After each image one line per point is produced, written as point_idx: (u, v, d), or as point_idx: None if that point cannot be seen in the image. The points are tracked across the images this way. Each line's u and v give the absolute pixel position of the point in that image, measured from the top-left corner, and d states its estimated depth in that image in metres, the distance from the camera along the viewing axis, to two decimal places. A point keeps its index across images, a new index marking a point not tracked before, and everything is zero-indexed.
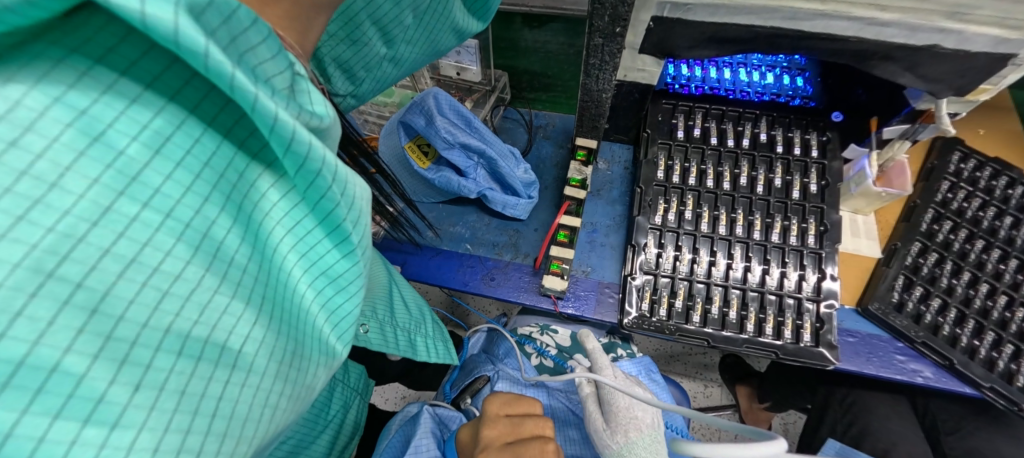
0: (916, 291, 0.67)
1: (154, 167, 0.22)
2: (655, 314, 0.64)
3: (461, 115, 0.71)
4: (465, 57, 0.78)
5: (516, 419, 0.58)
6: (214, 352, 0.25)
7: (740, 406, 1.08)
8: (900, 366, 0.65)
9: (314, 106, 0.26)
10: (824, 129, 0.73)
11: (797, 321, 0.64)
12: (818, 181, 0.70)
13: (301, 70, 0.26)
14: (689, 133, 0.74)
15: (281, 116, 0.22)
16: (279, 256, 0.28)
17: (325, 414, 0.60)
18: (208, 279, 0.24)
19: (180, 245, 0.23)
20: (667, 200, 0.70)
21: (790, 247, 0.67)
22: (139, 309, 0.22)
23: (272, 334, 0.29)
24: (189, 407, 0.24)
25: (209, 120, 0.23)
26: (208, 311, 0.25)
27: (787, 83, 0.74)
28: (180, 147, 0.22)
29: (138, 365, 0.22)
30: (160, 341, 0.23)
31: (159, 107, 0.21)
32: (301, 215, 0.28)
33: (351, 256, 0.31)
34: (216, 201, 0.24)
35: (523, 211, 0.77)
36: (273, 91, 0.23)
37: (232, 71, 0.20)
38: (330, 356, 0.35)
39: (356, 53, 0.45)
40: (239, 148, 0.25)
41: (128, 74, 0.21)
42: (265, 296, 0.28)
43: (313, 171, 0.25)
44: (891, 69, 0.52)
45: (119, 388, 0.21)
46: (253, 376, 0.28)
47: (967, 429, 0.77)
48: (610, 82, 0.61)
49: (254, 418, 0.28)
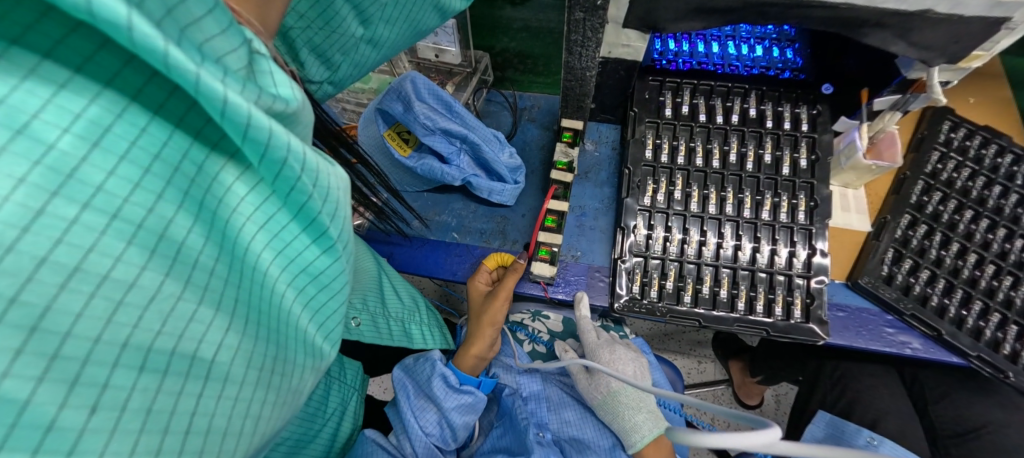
0: (905, 264, 0.67)
1: (93, 161, 0.19)
2: (646, 296, 0.64)
3: (442, 100, 0.68)
4: (443, 39, 0.75)
5: (474, 305, 0.69)
6: (182, 364, 0.24)
7: (734, 381, 1.11)
8: (889, 338, 0.65)
9: (279, 89, 0.23)
10: (814, 102, 0.71)
11: (787, 298, 0.64)
12: (807, 156, 0.69)
13: (261, 47, 0.24)
14: (677, 110, 0.72)
15: (232, 98, 0.20)
16: (252, 255, 0.26)
17: (321, 411, 0.59)
18: (169, 284, 0.23)
19: (132, 249, 0.21)
20: (656, 181, 0.69)
21: (780, 224, 0.66)
22: (88, 323, 0.20)
23: (249, 341, 0.27)
24: (158, 427, 0.23)
25: (155, 107, 0.21)
26: (172, 319, 0.23)
27: (775, 55, 0.72)
28: (122, 138, 0.20)
29: (93, 385, 0.20)
30: (117, 358, 0.21)
31: (93, 94, 0.19)
32: (273, 210, 0.26)
33: (332, 251, 0.30)
34: (172, 198, 0.22)
35: (510, 197, 0.74)
36: (225, 70, 0.20)
37: (165, 46, 0.18)
38: (316, 357, 0.34)
39: (329, 35, 0.42)
40: (195, 138, 0.22)
41: (52, 56, 0.18)
42: (239, 300, 0.26)
43: (278, 159, 0.23)
44: (883, 37, 0.50)
45: (71, 411, 0.20)
46: (229, 386, 0.26)
47: (953, 396, 0.78)
48: (593, 60, 0.58)
49: (234, 431, 0.27)
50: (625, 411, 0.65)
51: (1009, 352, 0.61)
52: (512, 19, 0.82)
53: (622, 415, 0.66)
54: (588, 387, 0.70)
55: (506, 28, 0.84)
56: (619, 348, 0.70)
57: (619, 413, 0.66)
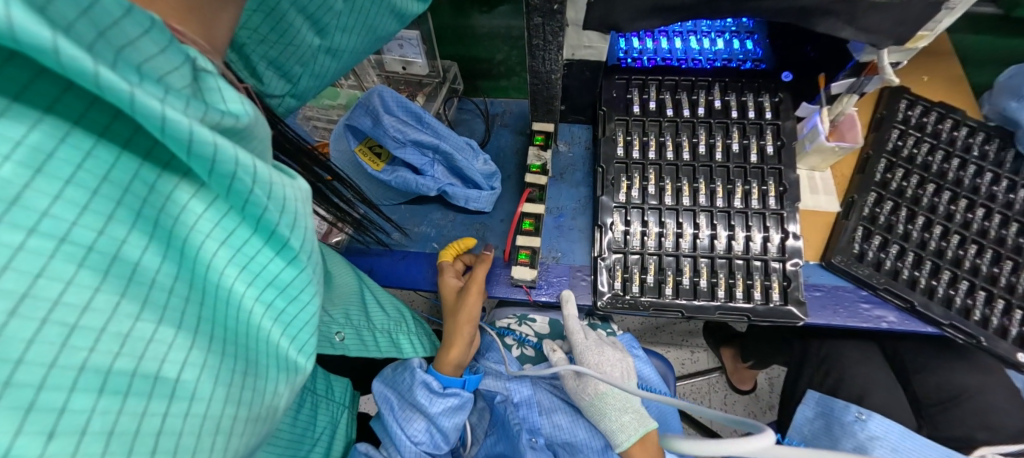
0: (875, 240, 0.68)
1: (37, 187, 0.19)
2: (629, 291, 0.64)
3: (412, 111, 0.68)
4: (409, 50, 0.75)
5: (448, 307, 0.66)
6: (145, 385, 0.23)
7: (726, 368, 1.13)
8: (866, 314, 0.66)
9: (228, 105, 0.23)
10: (776, 90, 0.72)
11: (765, 282, 0.65)
12: (774, 142, 0.70)
13: (206, 64, 0.24)
14: (645, 107, 0.72)
15: (171, 114, 0.19)
16: (214, 273, 0.26)
17: (310, 432, 0.58)
18: (126, 304, 0.22)
19: (83, 271, 0.21)
20: (629, 177, 0.69)
21: (753, 210, 0.67)
22: (42, 349, 0.19)
23: (216, 356, 0.27)
24: (122, 448, 0.22)
25: (101, 130, 0.21)
26: (131, 341, 0.22)
27: (737, 47, 0.74)
28: (66, 163, 0.20)
29: (50, 411, 0.20)
30: (74, 381, 0.20)
31: (33, 120, 0.19)
32: (233, 225, 0.25)
33: (297, 263, 0.29)
34: (123, 218, 0.22)
35: (487, 203, 0.75)
36: (168, 89, 0.20)
37: (95, 68, 0.17)
38: (291, 371, 0.33)
39: (286, 48, 0.41)
40: (144, 158, 0.22)
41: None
42: (202, 318, 0.26)
43: (227, 173, 0.23)
44: (832, 24, 0.52)
45: (28, 438, 0.19)
46: (198, 404, 0.26)
47: (932, 366, 0.80)
48: (558, 63, 0.58)
49: (204, 448, 0.26)
50: (611, 412, 0.65)
51: (979, 318, 0.63)
52: (510, 27, 0.75)
53: (608, 417, 0.66)
54: (577, 388, 0.70)
55: (507, 36, 0.78)
56: (606, 349, 0.71)
57: (605, 414, 0.66)
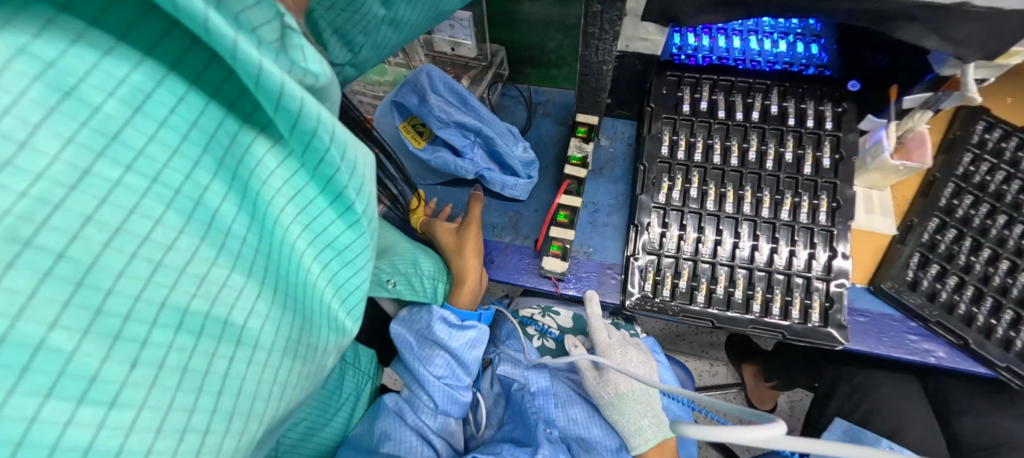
0: (932, 269, 0.64)
1: (136, 126, 0.19)
2: (659, 294, 0.63)
3: (457, 92, 0.69)
4: (459, 31, 0.75)
5: (451, 246, 0.68)
6: (216, 327, 0.24)
7: (746, 385, 1.08)
8: (912, 346, 0.63)
9: (309, 64, 0.23)
10: (840, 99, 0.68)
11: (805, 301, 0.62)
12: (831, 154, 0.66)
13: (292, 22, 0.24)
14: (695, 106, 0.70)
15: (267, 66, 0.20)
16: (281, 228, 0.27)
17: (335, 397, 0.60)
18: (204, 249, 0.23)
19: (170, 212, 0.21)
20: (672, 178, 0.67)
21: (800, 224, 0.64)
22: (130, 282, 0.20)
23: (277, 310, 0.28)
24: (192, 385, 0.23)
25: (194, 77, 0.21)
26: (206, 283, 0.23)
27: (801, 51, 0.70)
28: (163, 105, 0.20)
29: (133, 342, 0.21)
30: (155, 316, 0.21)
31: (136, 61, 0.19)
32: (301, 184, 0.26)
33: (356, 227, 0.30)
34: (207, 166, 0.22)
35: (523, 191, 0.74)
36: (260, 41, 0.21)
37: (206, 12, 0.18)
38: (339, 332, 0.35)
39: (353, 16, 0.41)
40: (230, 109, 0.23)
41: (97, 23, 0.18)
42: (268, 270, 0.27)
43: (309, 130, 0.23)
44: (917, 31, 0.48)
45: (114, 365, 0.20)
46: (259, 352, 0.27)
47: (978, 409, 0.75)
48: (610, 53, 0.57)
49: (262, 395, 0.27)
50: (630, 413, 0.65)
51: None
52: (565, 15, 0.74)
53: (626, 418, 0.65)
54: (597, 385, 0.69)
55: (560, 24, 0.76)
56: (630, 350, 0.70)
57: (623, 413, 0.66)
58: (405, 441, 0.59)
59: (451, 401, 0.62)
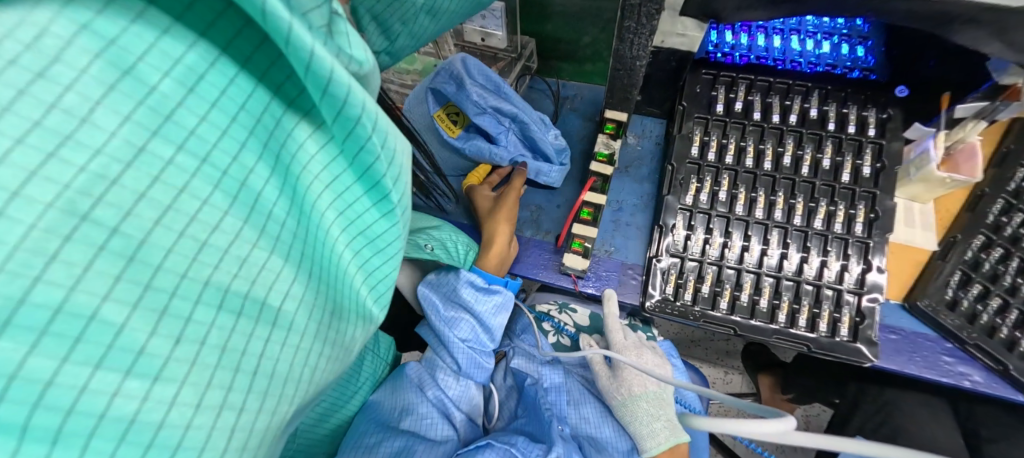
0: (974, 289, 0.61)
1: (188, 106, 0.20)
2: (680, 298, 0.61)
3: (492, 79, 0.71)
4: (490, 22, 0.74)
5: (486, 213, 0.69)
6: (254, 308, 0.24)
7: (762, 396, 1.02)
8: (946, 368, 0.60)
9: (354, 51, 0.24)
10: (886, 105, 0.64)
11: (834, 314, 0.60)
12: (872, 163, 0.63)
13: (339, 8, 0.24)
14: (729, 107, 0.68)
15: (318, 53, 0.20)
16: (317, 213, 0.27)
17: (355, 378, 0.62)
18: (247, 231, 0.23)
19: (217, 193, 0.22)
20: (700, 179, 0.65)
21: (833, 235, 0.62)
22: (177, 259, 0.21)
23: (310, 294, 0.28)
24: (231, 364, 0.23)
25: (244, 60, 0.22)
26: (247, 264, 0.24)
27: (845, 52, 0.66)
28: (214, 87, 0.21)
29: (178, 318, 0.21)
30: (200, 293, 0.22)
31: (191, 42, 0.20)
32: (340, 170, 0.26)
33: (390, 216, 0.30)
34: (253, 148, 0.23)
35: (557, 178, 0.73)
36: (311, 27, 0.21)
37: None
38: (366, 318, 0.35)
39: (393, 4, 0.40)
40: (275, 93, 0.23)
41: (155, 4, 0.19)
42: (304, 255, 0.27)
43: (353, 117, 0.23)
44: (975, 35, 0.45)
45: (159, 340, 0.20)
46: (293, 335, 0.27)
47: (1015, 438, 0.71)
48: (645, 49, 0.55)
49: (293, 378, 0.28)
50: (643, 416, 0.65)
51: None
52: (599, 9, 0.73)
53: (640, 419, 0.65)
54: (611, 386, 0.69)
55: (594, 17, 0.75)
56: (647, 352, 0.69)
57: (636, 417, 0.65)
58: (427, 416, 0.61)
59: (474, 366, 0.64)
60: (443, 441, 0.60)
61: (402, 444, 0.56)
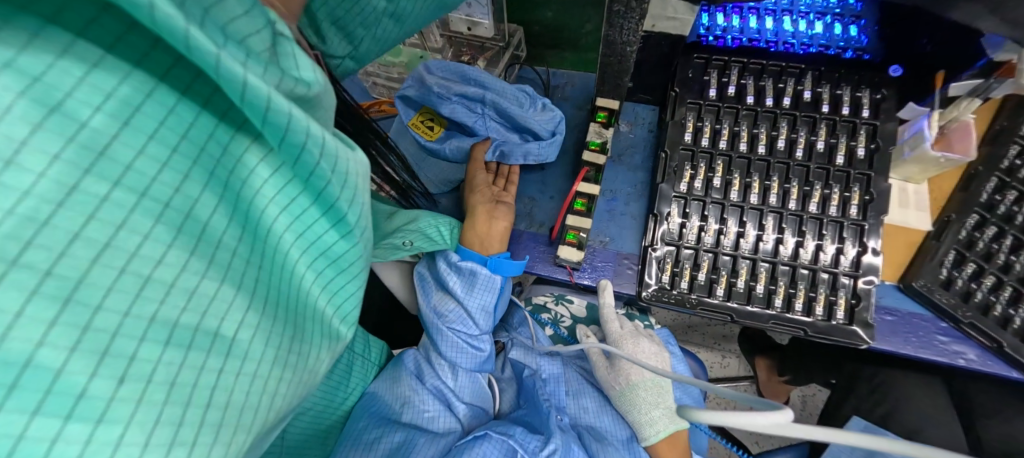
0: (968, 268, 0.61)
1: (124, 140, 0.20)
2: (676, 286, 0.61)
3: (455, 71, 0.72)
4: (477, 10, 0.73)
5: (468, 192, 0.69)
6: (206, 340, 0.24)
7: (758, 378, 1.04)
8: (941, 348, 0.60)
9: (301, 72, 0.24)
10: (880, 86, 0.64)
11: (830, 297, 0.60)
12: (866, 144, 0.63)
13: (285, 29, 0.25)
14: (723, 91, 0.66)
15: (251, 81, 0.20)
16: (274, 236, 0.27)
17: (343, 386, 0.61)
18: (194, 262, 0.23)
19: (159, 226, 0.21)
20: (695, 166, 0.65)
21: (828, 218, 0.61)
22: (119, 297, 0.20)
23: (266, 320, 0.28)
24: (181, 399, 0.23)
25: (183, 88, 0.22)
26: (196, 297, 0.23)
27: (838, 32, 0.65)
28: (151, 118, 0.21)
29: (121, 357, 0.20)
30: (145, 331, 0.21)
31: (124, 74, 0.19)
32: (295, 193, 0.26)
33: (350, 237, 0.30)
34: (198, 178, 0.22)
35: (547, 153, 0.71)
36: (248, 53, 0.21)
37: (186, 28, 0.18)
38: (332, 338, 0.35)
39: (352, 7, 0.40)
40: (221, 119, 0.23)
41: (85, 36, 0.18)
42: (259, 281, 0.27)
43: (297, 144, 0.24)
44: (973, 11, 0.44)
45: (101, 381, 0.20)
46: (249, 364, 0.26)
47: (1002, 415, 0.72)
48: (636, 33, 0.54)
49: (251, 407, 0.27)
50: (641, 405, 0.64)
51: None
52: None
53: (637, 408, 0.64)
54: (609, 376, 0.69)
55: None
56: (643, 341, 0.69)
57: (635, 405, 0.65)
58: (427, 410, 0.62)
59: (461, 354, 0.63)
60: (445, 433, 0.61)
61: (404, 437, 0.58)
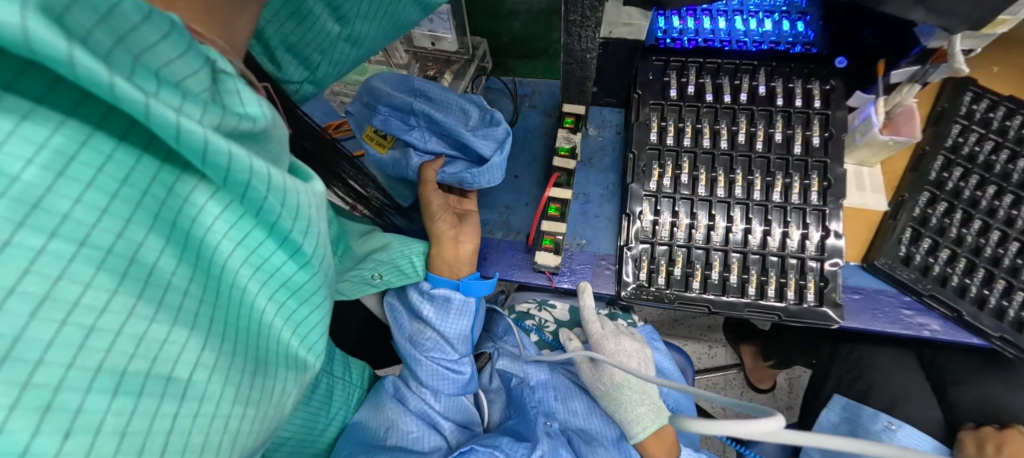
0: (924, 243, 0.64)
1: (59, 190, 0.19)
2: (654, 283, 0.62)
3: (403, 81, 0.64)
4: (439, 25, 0.74)
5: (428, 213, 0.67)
6: (158, 384, 0.23)
7: (745, 365, 1.09)
8: (907, 321, 0.63)
9: (246, 107, 0.24)
10: (828, 77, 0.67)
11: (800, 281, 0.62)
12: (820, 133, 0.66)
13: (225, 65, 0.25)
14: (683, 90, 0.69)
15: (185, 124, 0.20)
16: (229, 273, 0.26)
17: (325, 412, 0.60)
18: (141, 307, 0.22)
19: (102, 274, 0.21)
20: (662, 164, 0.66)
21: (791, 206, 0.64)
22: (61, 350, 0.20)
23: (227, 357, 0.27)
24: (133, 447, 0.22)
25: (121, 133, 0.21)
26: (145, 342, 0.23)
27: (787, 29, 0.69)
28: (88, 166, 0.20)
29: (67, 411, 0.20)
30: (90, 382, 0.21)
31: (57, 123, 0.19)
32: (248, 227, 0.26)
33: (308, 266, 0.30)
34: (141, 221, 0.22)
35: (491, 178, 0.64)
36: (186, 96, 0.21)
37: (111, 79, 0.18)
38: (301, 368, 0.34)
39: (305, 35, 0.40)
40: (164, 160, 0.22)
41: (13, 89, 0.18)
42: (215, 319, 0.26)
43: (241, 182, 0.23)
44: (902, 5, 0.45)
45: (45, 437, 0.19)
46: (208, 404, 0.26)
47: (972, 379, 0.76)
48: (593, 41, 0.55)
49: (211, 447, 0.26)
50: (627, 403, 0.65)
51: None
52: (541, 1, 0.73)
53: (624, 406, 0.65)
54: (593, 377, 0.69)
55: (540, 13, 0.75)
56: (625, 339, 0.70)
57: (621, 404, 0.65)
58: (413, 431, 0.63)
59: (442, 378, 0.64)
60: (432, 452, 0.62)
61: None
